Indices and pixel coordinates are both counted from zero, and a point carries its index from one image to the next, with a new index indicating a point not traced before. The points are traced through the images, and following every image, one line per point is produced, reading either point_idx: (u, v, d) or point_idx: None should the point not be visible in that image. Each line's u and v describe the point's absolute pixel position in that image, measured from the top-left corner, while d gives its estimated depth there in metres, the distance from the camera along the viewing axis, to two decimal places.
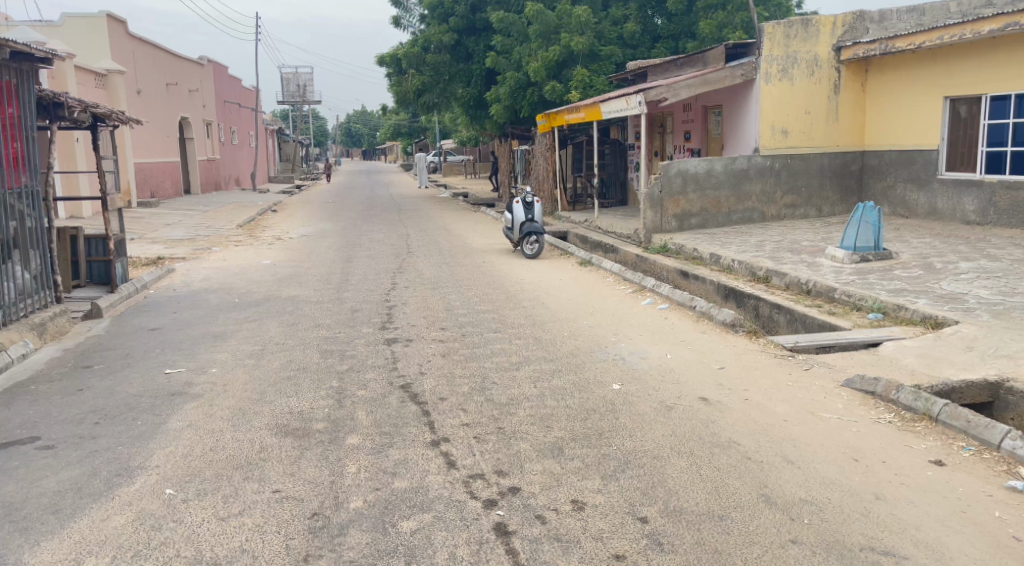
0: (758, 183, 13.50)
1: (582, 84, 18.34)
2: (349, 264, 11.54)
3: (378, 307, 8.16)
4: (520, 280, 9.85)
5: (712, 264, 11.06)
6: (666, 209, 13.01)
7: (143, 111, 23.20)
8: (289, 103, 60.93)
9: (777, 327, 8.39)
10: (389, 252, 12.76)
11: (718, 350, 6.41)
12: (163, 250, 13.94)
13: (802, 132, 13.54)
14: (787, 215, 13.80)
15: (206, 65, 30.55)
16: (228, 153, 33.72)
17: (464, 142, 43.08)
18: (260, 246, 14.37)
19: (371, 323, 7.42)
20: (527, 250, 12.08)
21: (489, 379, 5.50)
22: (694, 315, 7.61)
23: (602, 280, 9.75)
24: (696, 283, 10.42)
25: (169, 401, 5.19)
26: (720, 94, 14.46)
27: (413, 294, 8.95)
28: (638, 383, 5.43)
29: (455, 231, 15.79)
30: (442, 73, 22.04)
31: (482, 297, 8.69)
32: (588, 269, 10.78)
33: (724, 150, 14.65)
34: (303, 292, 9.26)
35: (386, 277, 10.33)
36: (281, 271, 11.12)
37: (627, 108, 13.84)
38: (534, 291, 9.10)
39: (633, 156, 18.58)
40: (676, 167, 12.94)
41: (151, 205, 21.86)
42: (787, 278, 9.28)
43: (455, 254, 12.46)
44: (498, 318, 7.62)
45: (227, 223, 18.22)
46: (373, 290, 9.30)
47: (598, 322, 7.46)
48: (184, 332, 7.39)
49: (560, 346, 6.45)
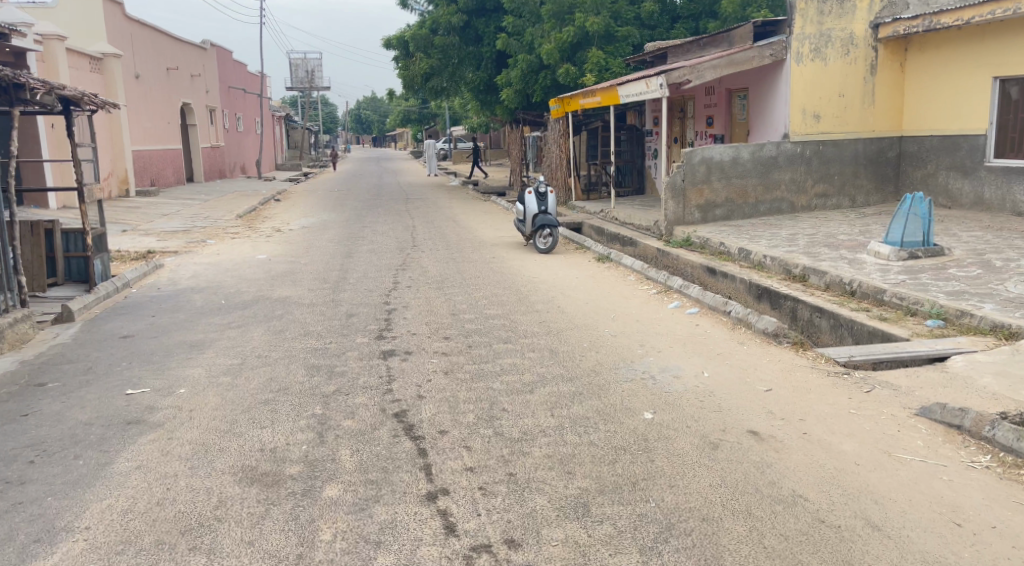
0: (787, 171, 12.62)
1: (597, 67, 17.45)
2: (349, 259, 10.75)
3: (376, 312, 7.38)
4: (533, 279, 9.05)
5: (741, 260, 10.22)
6: (689, 200, 12.17)
7: (141, 96, 22.43)
8: (297, 89, 60.11)
9: (819, 333, 7.56)
10: (393, 247, 11.96)
11: (762, 366, 5.59)
12: (155, 243, 13.21)
13: (836, 116, 12.61)
14: (818, 205, 12.93)
15: (210, 49, 29.72)
16: (233, 140, 32.98)
17: (474, 128, 42.13)
18: (258, 239, 13.61)
19: (367, 330, 6.64)
20: (540, 244, 11.24)
21: (498, 405, 4.70)
22: (729, 322, 6.78)
23: (623, 280, 8.93)
24: (724, 282, 9.60)
25: (122, 433, 4.41)
26: (746, 76, 13.54)
27: (416, 295, 8.16)
28: (673, 411, 4.61)
29: (463, 223, 14.98)
30: (451, 56, 21.18)
31: (492, 299, 7.88)
32: (606, 265, 9.96)
33: (750, 136, 13.77)
34: (296, 292, 8.48)
35: (387, 274, 9.53)
36: (276, 268, 10.36)
37: (647, 91, 12.97)
38: (549, 291, 8.29)
39: (652, 143, 17.69)
40: (700, 155, 12.08)
41: (150, 194, 21.15)
42: (828, 277, 8.43)
43: (463, 249, 11.65)
44: (508, 324, 6.82)
45: (226, 214, 17.48)
46: (372, 289, 8.52)
47: (622, 330, 6.63)
48: (158, 341, 6.63)
49: (580, 361, 5.65)
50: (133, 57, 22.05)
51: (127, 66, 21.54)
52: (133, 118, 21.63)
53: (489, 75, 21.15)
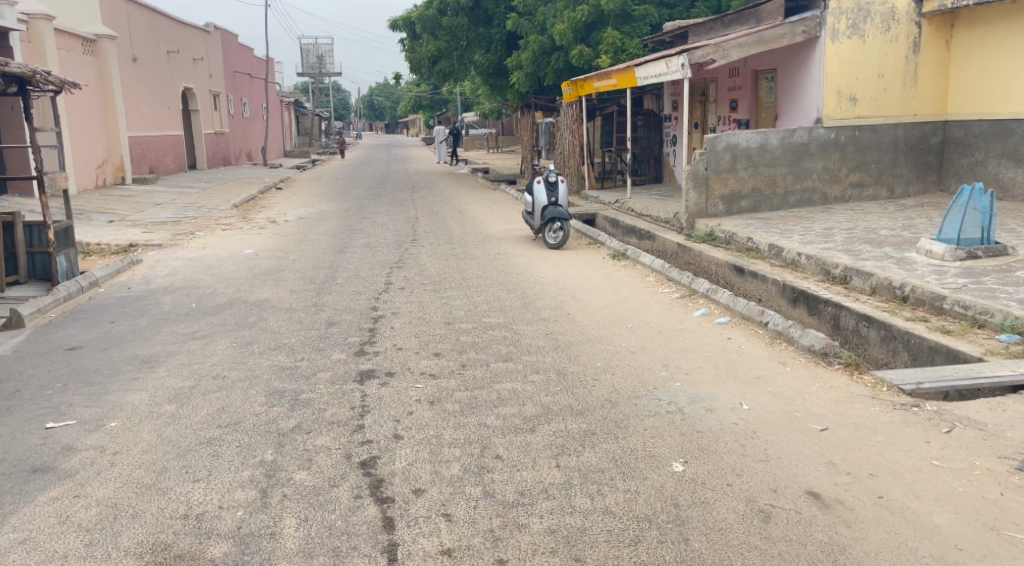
0: (819, 160, 11.63)
1: (613, 48, 16.48)
2: (342, 256, 9.86)
3: (361, 320, 6.49)
4: (541, 279, 8.14)
5: (772, 257, 9.28)
6: (712, 190, 11.24)
7: (140, 80, 21.59)
8: (307, 74, 59.25)
9: (867, 346, 6.62)
10: (392, 241, 11.06)
11: (813, 394, 4.67)
12: (139, 235, 12.35)
13: (875, 99, 11.59)
14: (853, 196, 11.94)
15: (214, 32, 28.81)
16: (238, 127, 32.09)
17: (486, 115, 41.20)
18: (249, 231, 12.72)
19: (347, 344, 5.76)
20: (549, 239, 10.33)
21: (492, 450, 3.82)
22: (766, 336, 5.85)
23: (640, 281, 8.01)
24: (754, 283, 8.67)
25: (21, 485, 3.54)
26: (776, 55, 12.52)
27: (410, 299, 7.27)
28: (708, 460, 3.72)
29: (470, 214, 14.05)
30: (459, 38, 20.17)
31: (494, 304, 6.98)
32: (623, 263, 9.03)
33: (778, 121, 12.78)
34: (277, 295, 7.59)
35: (382, 273, 8.65)
36: (262, 265, 9.47)
37: (668, 72, 12.01)
38: (559, 295, 7.39)
39: (670, 128, 16.72)
40: (725, 141, 11.11)
41: (148, 182, 20.34)
42: (873, 280, 7.49)
43: (467, 243, 10.74)
44: (510, 336, 5.94)
45: (221, 203, 16.62)
46: (361, 292, 7.64)
47: (642, 346, 5.73)
48: (109, 353, 5.76)
49: (593, 388, 4.74)
50: (131, 39, 21.17)
51: (124, 48, 20.66)
52: (131, 103, 20.80)
53: (498, 57, 20.14)
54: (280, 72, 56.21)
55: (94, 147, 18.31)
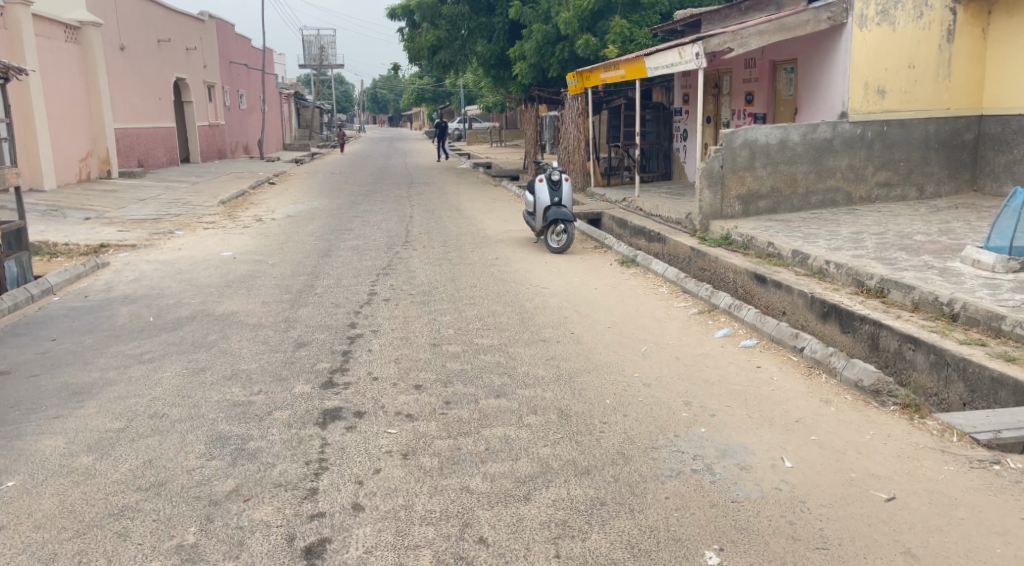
0: (844, 157, 10.85)
1: (621, 37, 15.85)
2: (326, 259, 9.08)
3: (336, 339, 5.70)
4: (542, 290, 7.34)
5: (796, 265, 8.48)
6: (729, 189, 10.51)
7: (128, 69, 20.80)
8: (309, 67, 58.44)
9: (914, 372, 5.79)
10: (383, 243, 10.26)
11: (868, 446, 3.83)
12: (113, 234, 11.57)
13: (904, 92, 10.82)
14: (880, 196, 11.14)
15: (209, 21, 27.99)
16: (235, 119, 31.29)
17: (490, 108, 40.37)
18: (232, 231, 11.93)
19: (315, 371, 4.97)
20: (552, 242, 9.55)
21: (475, 530, 3.04)
22: (801, 364, 5.03)
23: (651, 294, 7.22)
24: (777, 294, 7.88)
25: None
26: (797, 44, 11.77)
27: (394, 313, 6.48)
28: (751, 549, 2.94)
29: (469, 213, 13.25)
30: (461, 27, 19.35)
31: (489, 322, 6.19)
32: (631, 271, 8.23)
33: (799, 115, 12.00)
34: (247, 307, 6.80)
35: (366, 281, 7.85)
36: (237, 270, 8.68)
37: (681, 62, 11.21)
38: (562, 309, 6.62)
39: (681, 123, 15.91)
40: (743, 137, 10.34)
41: (135, 175, 19.57)
42: (914, 293, 6.67)
43: (463, 246, 9.96)
44: (504, 363, 5.14)
45: (208, 199, 15.84)
46: (341, 303, 6.86)
47: (659, 377, 4.92)
48: (38, 379, 4.97)
49: (601, 436, 3.94)
50: (119, 26, 20.38)
51: (111, 37, 19.86)
52: (118, 93, 20.00)
53: (501, 48, 19.25)
54: (280, 63, 55.38)
55: (76, 139, 17.51)
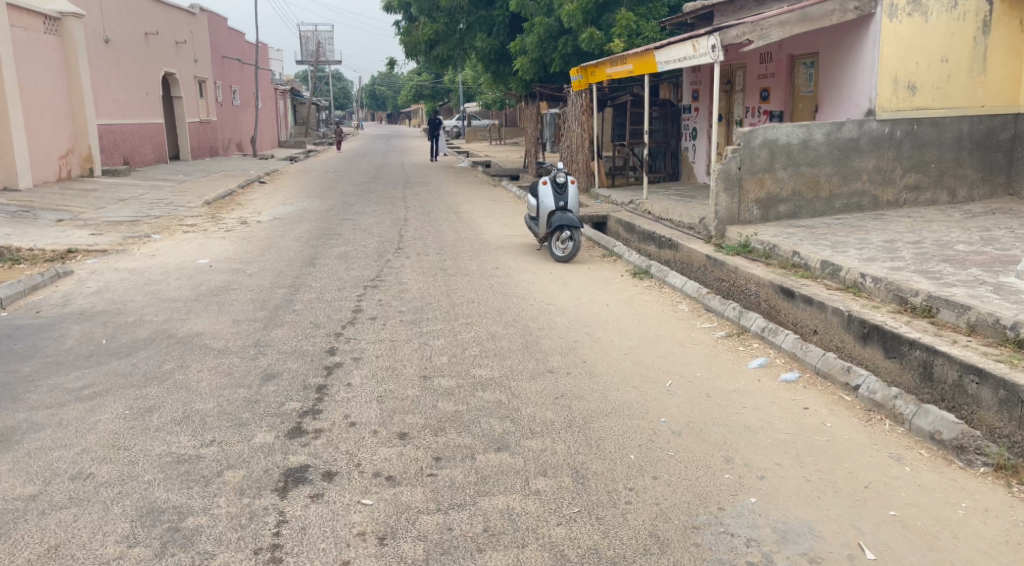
0: (871, 158, 10.12)
1: (627, 31, 15.14)
2: (311, 269, 8.31)
3: (310, 369, 4.92)
4: (547, 308, 6.57)
5: (826, 277, 7.73)
6: (747, 193, 9.76)
7: (113, 63, 19.99)
8: (306, 62, 57.64)
9: (978, 410, 5.05)
10: (373, 250, 9.48)
11: (963, 525, 3.08)
12: (85, 238, 10.77)
13: (935, 89, 10.16)
14: (908, 200, 10.43)
15: (200, 14, 27.15)
16: (227, 115, 30.46)
17: (488, 105, 39.68)
18: (212, 235, 11.14)
19: (281, 413, 4.19)
20: (557, 250, 8.80)
21: None
22: (857, 406, 4.25)
23: (670, 313, 6.44)
24: (806, 310, 7.13)
25: None
26: (818, 37, 11.07)
27: (379, 335, 5.70)
28: None
29: (467, 216, 12.48)
30: (459, 20, 18.56)
31: (487, 347, 5.44)
32: (645, 283, 7.47)
33: (819, 113, 11.27)
34: (215, 327, 6.03)
35: (352, 295, 7.07)
36: (212, 280, 7.88)
37: (695, 55, 10.47)
38: (570, 332, 5.86)
39: (690, 121, 15.16)
40: (762, 136, 9.58)
41: (119, 173, 18.77)
42: (969, 314, 5.90)
43: (461, 254, 9.19)
44: (504, 402, 4.36)
45: (193, 199, 15.06)
46: (322, 323, 6.08)
47: (690, 420, 4.15)
48: None
49: (628, 509, 3.18)
50: (103, 18, 19.55)
51: (95, 29, 19.04)
52: (102, 88, 19.18)
53: (501, 42, 18.42)
54: (277, 59, 54.53)
55: (55, 136, 16.71)
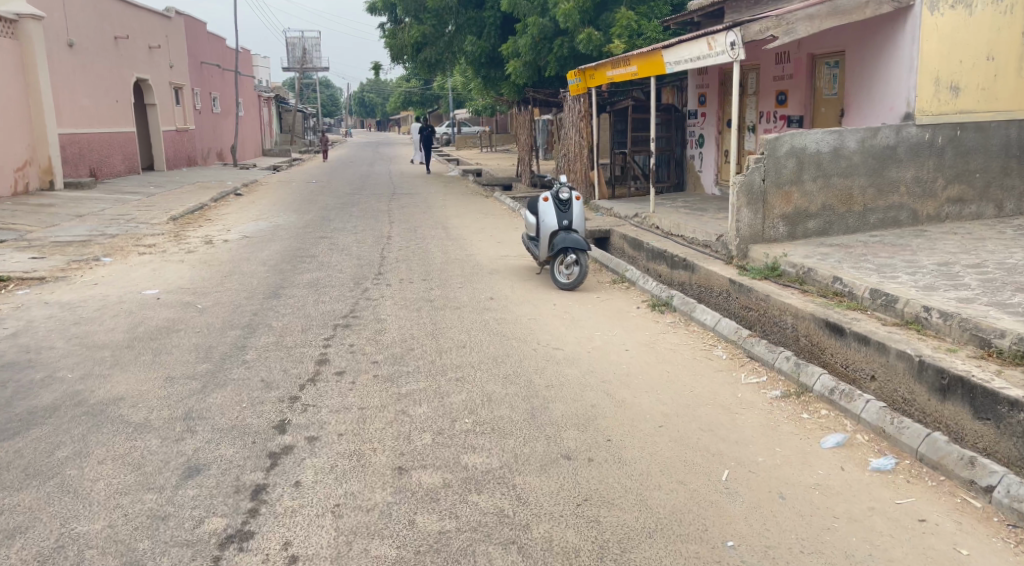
0: (910, 167, 9.00)
1: (628, 31, 14.05)
2: (274, 302, 7.12)
3: (248, 459, 3.73)
4: (554, 356, 5.39)
5: (877, 308, 6.59)
6: (772, 208, 8.62)
7: (79, 68, 18.73)
8: (292, 68, 56.45)
9: None
10: (349, 276, 8.28)
11: None
12: (23, 262, 9.53)
13: (982, 89, 9.16)
14: (951, 214, 9.33)
15: (176, 18, 25.87)
16: (206, 123, 29.20)
17: (479, 112, 38.66)
18: (170, 257, 9.92)
19: (193, 539, 3.06)
20: (560, 277, 7.64)
21: None
22: (993, 519, 3.17)
23: (704, 362, 5.27)
24: (859, 351, 5.98)
25: None
26: (846, 34, 9.98)
27: (345, 401, 4.51)
28: None
29: (456, 232, 11.31)
30: (447, 21, 17.42)
31: (483, 418, 4.27)
32: (667, 320, 6.31)
33: (847, 117, 10.17)
34: (142, 387, 4.83)
35: (316, 339, 5.87)
36: (155, 318, 6.67)
37: (710, 54, 9.35)
38: (587, 392, 4.69)
39: (696, 127, 14.06)
40: (789, 144, 8.43)
41: (84, 186, 17.51)
42: None
43: (450, 280, 8.02)
44: (508, 515, 3.22)
45: (158, 215, 13.82)
46: (274, 382, 4.88)
47: (765, 545, 3.05)
48: None
49: None
50: (67, 21, 18.31)
51: (58, 32, 17.81)
52: (64, 95, 17.89)
53: (491, 45, 17.24)
54: (263, 65, 53.28)
55: (11, 146, 15.47)
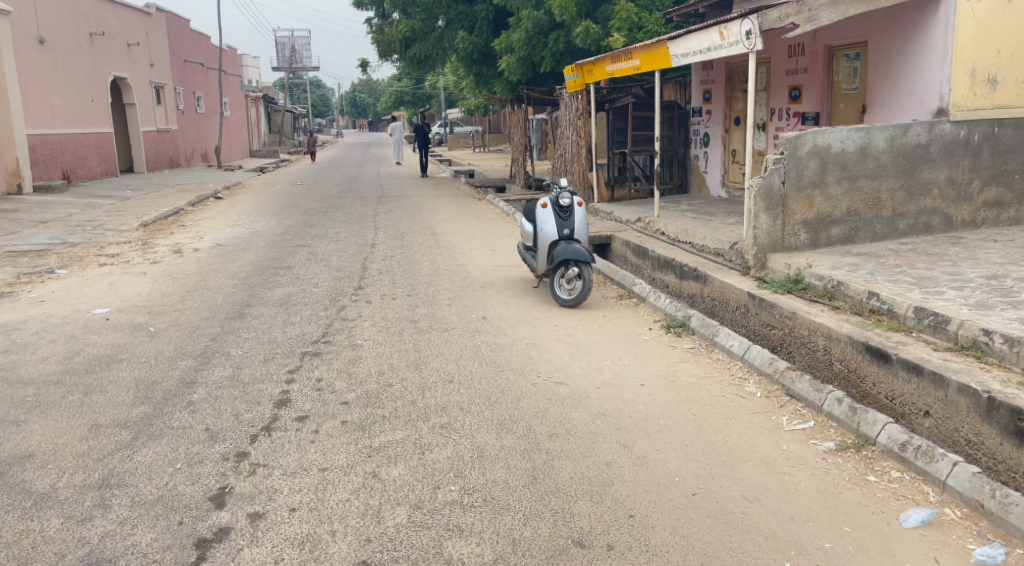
0: (943, 167, 8.22)
1: (628, 24, 13.24)
2: (238, 323, 6.27)
3: (170, 551, 2.90)
4: (558, 393, 4.57)
5: (922, 329, 5.79)
6: (793, 213, 7.80)
7: (51, 65, 17.81)
8: (282, 67, 55.61)
9: None
10: (325, 291, 7.43)
11: None
12: None
13: (1020, 82, 8.40)
14: (986, 219, 8.58)
15: (157, 13, 24.93)
16: (190, 123, 28.26)
17: (471, 112, 37.87)
18: (133, 269, 9.05)
19: None
20: (562, 293, 6.82)
21: None
22: None
23: (736, 401, 4.45)
24: (909, 383, 5.17)
25: None
26: (869, 22, 9.19)
27: (305, 459, 3.68)
28: None
29: (446, 239, 10.47)
30: (437, 15, 16.57)
31: (473, 483, 3.45)
32: (686, 346, 5.49)
33: (870, 114, 9.38)
34: (58, 440, 3.97)
35: (279, 372, 5.03)
36: (98, 344, 5.82)
37: (722, 44, 8.53)
38: (599, 443, 3.87)
39: (700, 125, 13.25)
40: (811, 143, 7.60)
41: (55, 190, 16.61)
42: None
43: (437, 296, 7.18)
44: None
45: (128, 220, 12.95)
46: (221, 431, 4.03)
47: None
48: None
49: None
50: (38, 15, 17.40)
51: (27, 28, 16.89)
52: (34, 94, 16.97)
53: (484, 40, 16.38)
54: (252, 64, 52.37)
55: None
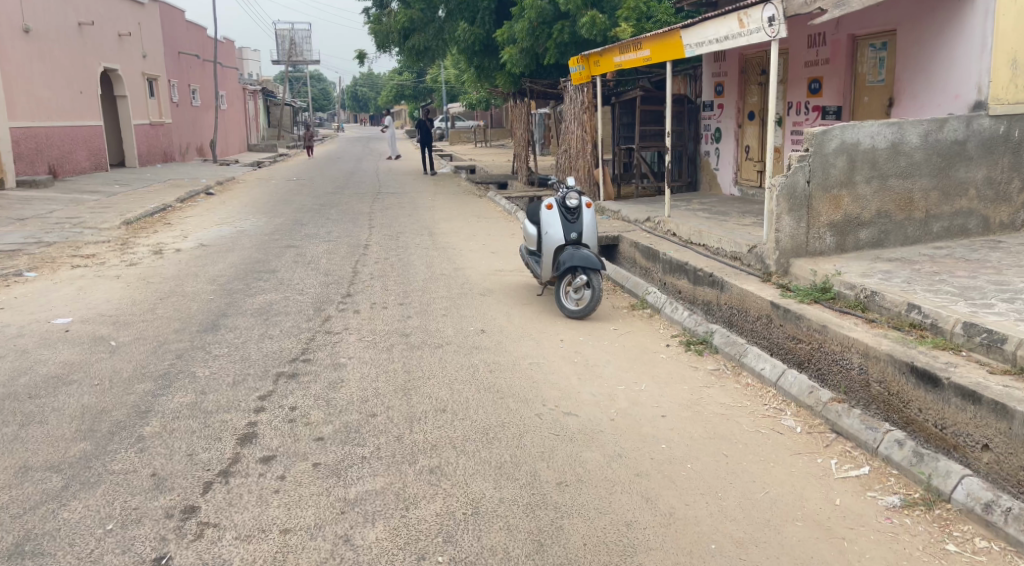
0: (981, 165, 7.59)
1: (636, 13, 12.58)
2: (209, 337, 5.65)
3: None
4: (566, 427, 3.95)
5: (972, 348, 5.17)
6: (819, 214, 7.15)
7: (36, 55, 17.17)
8: (282, 61, 54.89)
9: None
10: (310, 299, 6.81)
11: None
12: None
13: None
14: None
15: (150, 4, 24.23)
16: (184, 116, 27.63)
17: (473, 106, 37.20)
18: (106, 271, 8.44)
19: None
20: (567, 303, 6.20)
21: None
22: None
23: (773, 438, 3.84)
24: (964, 412, 4.54)
25: None
26: (899, 9, 8.54)
27: (265, 517, 3.07)
28: None
29: (444, 240, 9.84)
30: (436, 5, 15.98)
31: (467, 552, 2.86)
32: (710, 367, 4.88)
33: (899, 107, 8.73)
34: None
35: (248, 398, 4.42)
36: (50, 360, 5.20)
37: (742, 32, 7.88)
38: (616, 494, 3.27)
39: (711, 120, 12.61)
40: (839, 138, 6.96)
41: (39, 185, 15.99)
42: None
43: (432, 304, 6.57)
44: None
45: (110, 218, 12.33)
46: (170, 475, 3.43)
47: None
48: None
49: None
50: (23, 4, 16.75)
51: (11, 16, 16.24)
52: (18, 85, 16.34)
53: (486, 31, 15.68)
54: (251, 58, 51.71)
55: None
